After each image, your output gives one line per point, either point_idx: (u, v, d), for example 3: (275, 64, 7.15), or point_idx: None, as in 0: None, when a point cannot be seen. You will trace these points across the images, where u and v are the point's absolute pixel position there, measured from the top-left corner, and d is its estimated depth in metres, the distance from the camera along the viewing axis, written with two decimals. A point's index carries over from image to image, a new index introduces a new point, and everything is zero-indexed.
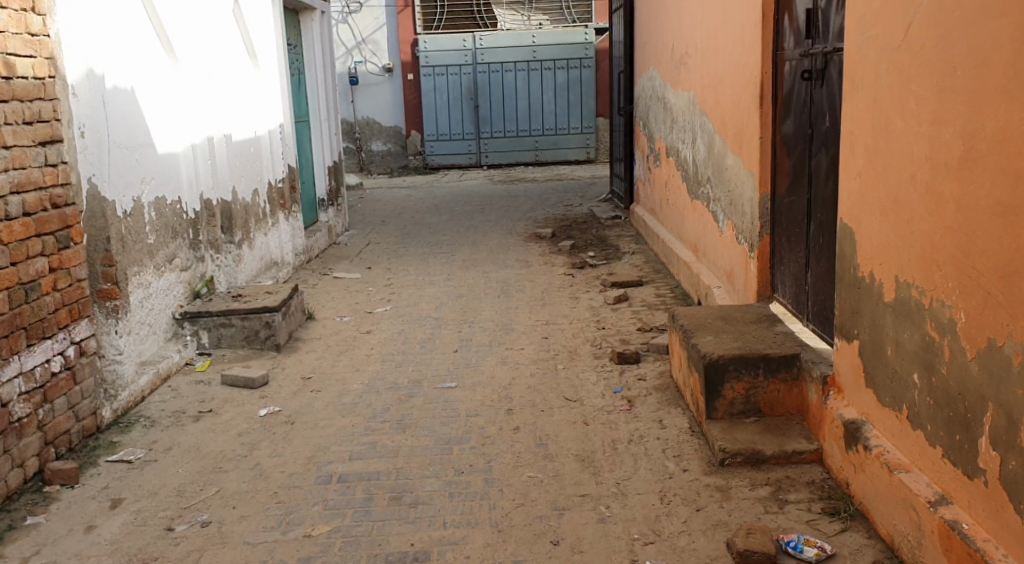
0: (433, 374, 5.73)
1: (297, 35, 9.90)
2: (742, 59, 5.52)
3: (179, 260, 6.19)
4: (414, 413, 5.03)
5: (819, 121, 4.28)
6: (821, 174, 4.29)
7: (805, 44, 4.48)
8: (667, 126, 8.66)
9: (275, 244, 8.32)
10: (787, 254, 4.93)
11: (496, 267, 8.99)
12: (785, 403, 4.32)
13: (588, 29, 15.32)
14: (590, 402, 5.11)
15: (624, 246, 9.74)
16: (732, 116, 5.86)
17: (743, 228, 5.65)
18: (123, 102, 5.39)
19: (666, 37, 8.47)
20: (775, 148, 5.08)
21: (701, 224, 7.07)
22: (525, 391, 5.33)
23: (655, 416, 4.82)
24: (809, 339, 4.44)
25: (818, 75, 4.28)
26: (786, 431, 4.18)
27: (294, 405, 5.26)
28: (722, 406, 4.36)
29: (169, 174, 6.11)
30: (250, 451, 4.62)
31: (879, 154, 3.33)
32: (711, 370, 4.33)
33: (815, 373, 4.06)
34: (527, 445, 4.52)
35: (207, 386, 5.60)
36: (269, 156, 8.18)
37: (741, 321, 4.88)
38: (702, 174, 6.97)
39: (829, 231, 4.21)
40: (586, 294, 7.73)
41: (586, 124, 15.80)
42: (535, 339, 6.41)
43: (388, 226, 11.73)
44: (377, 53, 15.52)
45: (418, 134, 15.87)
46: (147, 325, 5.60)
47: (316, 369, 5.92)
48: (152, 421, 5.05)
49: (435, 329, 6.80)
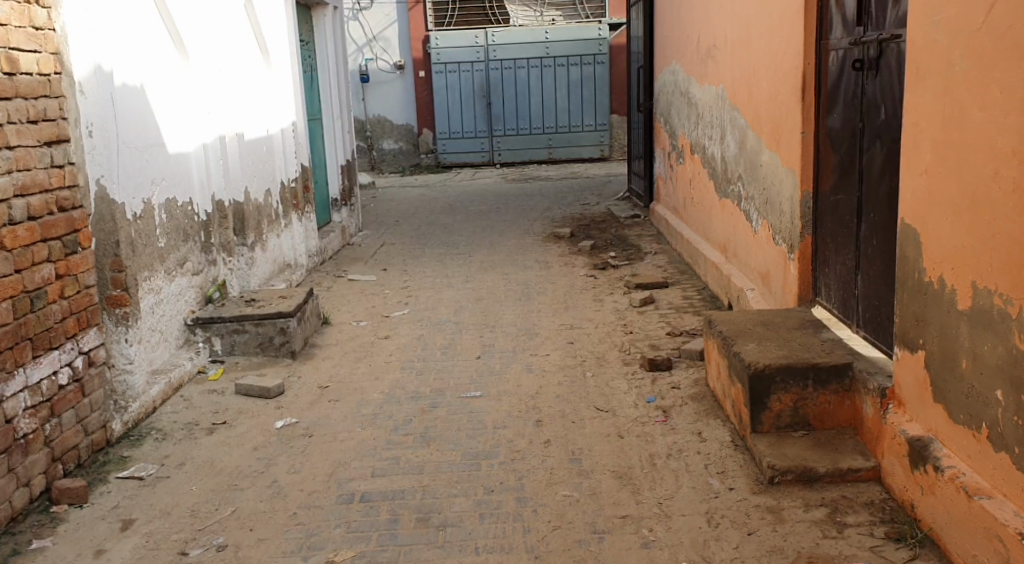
0: (456, 382, 5.48)
1: (309, 31, 9.65)
2: (779, 50, 5.26)
3: (190, 264, 5.95)
4: (437, 425, 4.78)
5: (873, 114, 4.04)
6: (875, 171, 4.04)
7: (855, 32, 4.24)
8: (691, 122, 8.38)
9: (288, 245, 8.07)
10: (832, 256, 4.67)
11: (515, 268, 8.73)
12: (836, 415, 4.06)
13: (602, 25, 15.04)
14: (623, 412, 4.85)
15: (645, 246, 9.48)
16: (768, 110, 5.59)
17: (781, 227, 5.37)
18: (132, 100, 5.15)
19: (691, 30, 8.19)
20: (819, 143, 4.82)
21: (731, 223, 6.80)
22: (554, 400, 5.06)
23: (693, 427, 4.56)
24: (861, 347, 4.18)
25: (872, 64, 4.03)
26: (839, 447, 3.94)
27: (312, 416, 5.01)
28: (767, 419, 4.11)
29: (179, 175, 5.87)
30: (266, 467, 4.37)
31: (951, 149, 3.09)
32: (756, 382, 4.07)
33: (871, 386, 3.81)
34: (560, 460, 4.26)
35: (221, 396, 5.36)
36: (281, 155, 7.93)
37: (783, 327, 4.62)
38: (732, 171, 6.70)
39: (884, 232, 3.96)
40: (610, 296, 7.47)
41: (601, 121, 15.53)
42: (561, 345, 6.15)
43: (402, 226, 11.47)
44: (388, 50, 15.31)
45: (430, 132, 15.62)
46: (158, 331, 5.38)
47: (332, 377, 5.67)
48: (165, 434, 4.81)
49: (455, 334, 6.55)
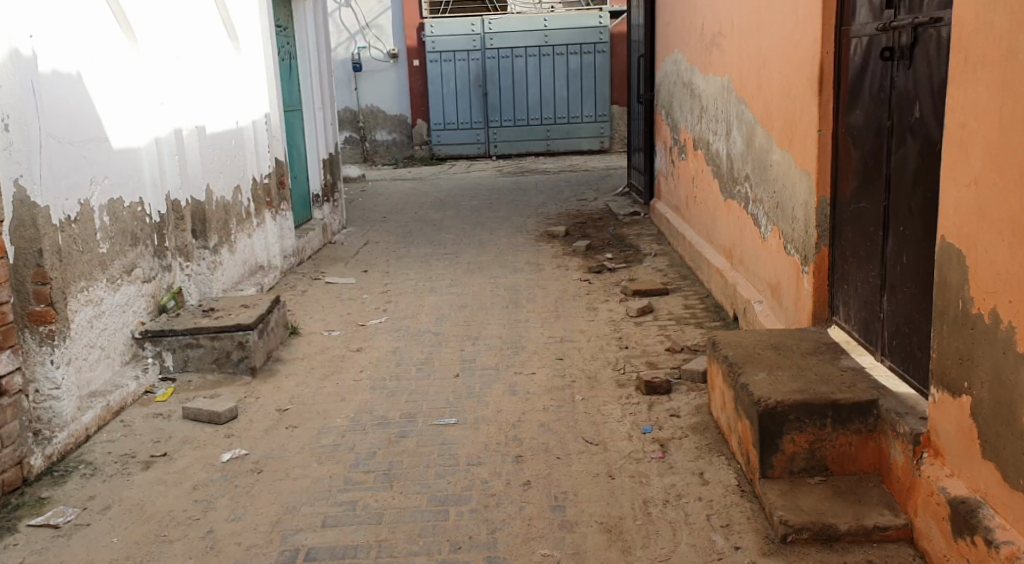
0: (430, 406, 4.91)
1: (288, 17, 9.03)
2: (793, 37, 4.68)
3: (140, 270, 5.38)
4: (404, 460, 4.22)
5: (904, 110, 3.47)
6: (906, 176, 3.47)
7: (883, 15, 3.67)
8: (695, 115, 7.80)
9: (259, 245, 7.50)
10: (853, 271, 4.10)
11: (504, 271, 8.17)
12: (858, 459, 3.48)
13: (602, 13, 14.43)
14: (615, 446, 4.28)
15: (645, 247, 8.91)
16: (779, 104, 5.02)
17: (794, 236, 4.79)
18: (63, 88, 4.62)
19: (694, 17, 7.59)
20: (838, 143, 4.26)
21: (737, 226, 6.23)
22: (537, 430, 4.50)
23: (694, 467, 3.99)
24: (887, 379, 3.60)
25: (903, 53, 3.47)
26: (862, 497, 3.37)
27: (264, 447, 4.45)
28: (780, 463, 3.53)
29: (126, 174, 5.29)
30: (203, 513, 3.83)
31: (1013, 155, 2.60)
32: (767, 421, 3.50)
33: (901, 429, 3.23)
34: (540, 508, 3.70)
35: (167, 421, 4.80)
36: (253, 148, 7.35)
37: (797, 353, 4.06)
38: (739, 170, 6.13)
39: (916, 249, 3.40)
40: (605, 303, 6.90)
41: (601, 112, 14.94)
42: (548, 361, 5.58)
43: (388, 223, 10.89)
44: (382, 38, 14.65)
45: (424, 123, 15.04)
46: (97, 348, 4.84)
47: (294, 399, 5.09)
48: (94, 468, 4.26)
49: (433, 347, 5.98)
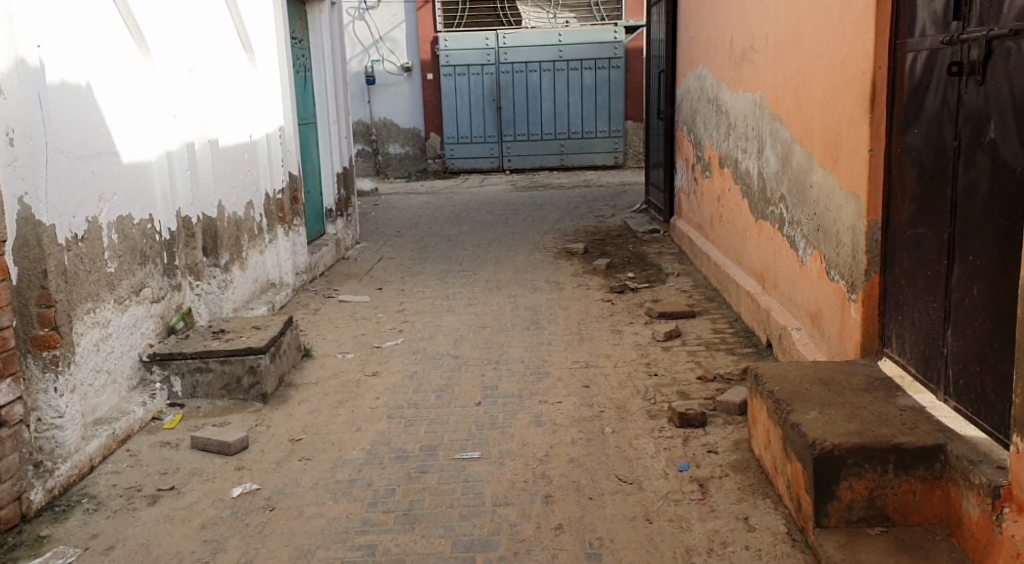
0: (451, 438, 4.64)
1: (303, 28, 8.83)
2: (839, 50, 4.43)
3: (149, 290, 5.13)
4: (425, 498, 3.97)
5: (977, 129, 3.31)
6: (978, 201, 3.31)
7: (947, 30, 3.52)
8: (722, 132, 7.54)
9: (271, 262, 7.26)
10: (908, 302, 3.85)
11: (522, 290, 7.92)
12: (923, 509, 3.23)
13: (618, 27, 14.19)
14: (651, 486, 4.02)
15: (667, 266, 8.64)
16: (822, 122, 4.76)
17: (839, 261, 4.51)
18: (71, 101, 4.41)
19: (722, 31, 7.33)
20: (893, 165, 4.00)
21: (770, 249, 5.96)
22: (567, 467, 4.24)
23: (738, 511, 3.73)
24: (953, 421, 3.36)
25: (974, 68, 3.33)
26: (929, 551, 3.12)
27: (277, 482, 4.20)
28: (835, 512, 3.28)
29: (137, 190, 5.06)
30: (212, 555, 3.62)
31: None
32: (822, 466, 3.26)
33: (976, 479, 2.99)
34: (573, 556, 3.50)
35: (173, 451, 4.54)
36: (266, 162, 7.12)
37: (847, 389, 3.79)
38: (773, 190, 5.87)
39: (989, 280, 3.22)
40: (629, 326, 6.63)
41: (615, 128, 14.65)
42: (574, 389, 5.31)
43: (403, 238, 10.65)
44: (396, 52, 14.48)
45: (438, 137, 14.82)
46: (103, 373, 4.59)
47: (307, 428, 4.83)
48: (98, 503, 4.02)
49: (453, 372, 5.71)
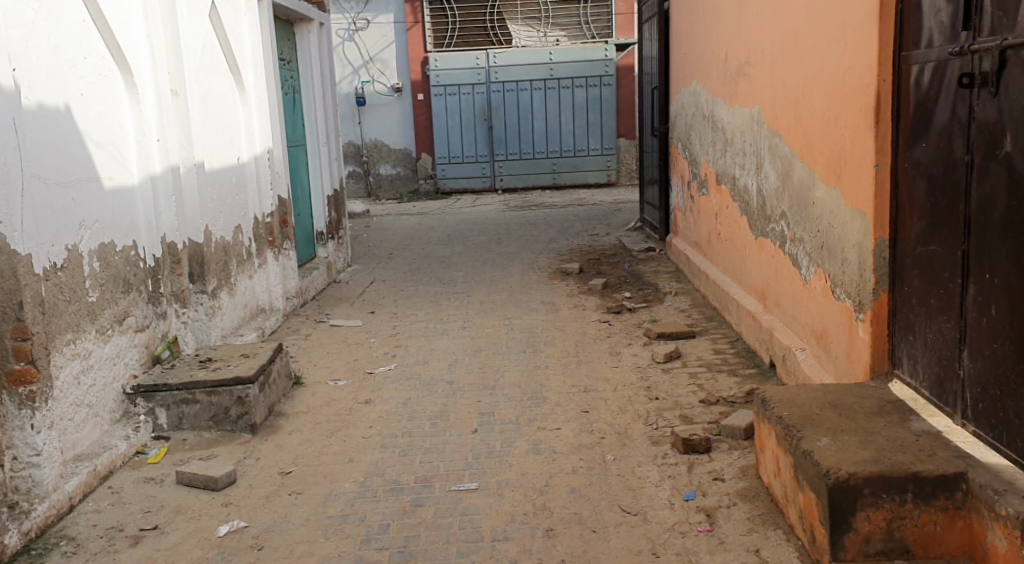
0: (447, 469, 4.47)
1: (290, 49, 8.69)
2: (840, 64, 4.30)
3: (133, 318, 4.95)
4: (420, 535, 3.83)
5: (993, 145, 3.24)
6: (994, 219, 3.24)
7: (955, 40, 3.43)
8: (718, 148, 7.41)
9: (261, 287, 7.08)
10: (919, 322, 3.72)
11: (517, 311, 7.77)
12: (945, 540, 3.17)
13: (608, 45, 14.08)
14: (656, 516, 3.88)
15: (664, 285, 8.50)
16: (824, 136, 4.63)
17: (844, 279, 4.36)
18: (49, 124, 4.27)
19: (717, 46, 7.19)
20: (899, 180, 3.87)
21: (770, 266, 5.83)
22: (568, 498, 4.08)
23: (748, 542, 3.63)
24: (973, 447, 3.29)
25: (987, 81, 3.25)
26: None
27: (265, 518, 4.04)
28: (853, 544, 3.21)
29: (119, 216, 4.89)
30: None
31: None
32: (839, 497, 3.18)
33: (1005, 512, 2.94)
34: None
35: (158, 488, 4.36)
36: (254, 185, 6.96)
37: (860, 414, 3.63)
38: (773, 206, 5.73)
39: (1008, 299, 3.16)
40: (628, 348, 6.47)
41: (608, 145, 14.51)
42: (573, 415, 5.14)
43: (395, 260, 10.48)
44: (386, 72, 14.40)
45: (429, 156, 14.69)
46: (84, 407, 4.41)
47: (297, 460, 4.66)
48: (78, 545, 3.86)
49: (448, 398, 5.55)
